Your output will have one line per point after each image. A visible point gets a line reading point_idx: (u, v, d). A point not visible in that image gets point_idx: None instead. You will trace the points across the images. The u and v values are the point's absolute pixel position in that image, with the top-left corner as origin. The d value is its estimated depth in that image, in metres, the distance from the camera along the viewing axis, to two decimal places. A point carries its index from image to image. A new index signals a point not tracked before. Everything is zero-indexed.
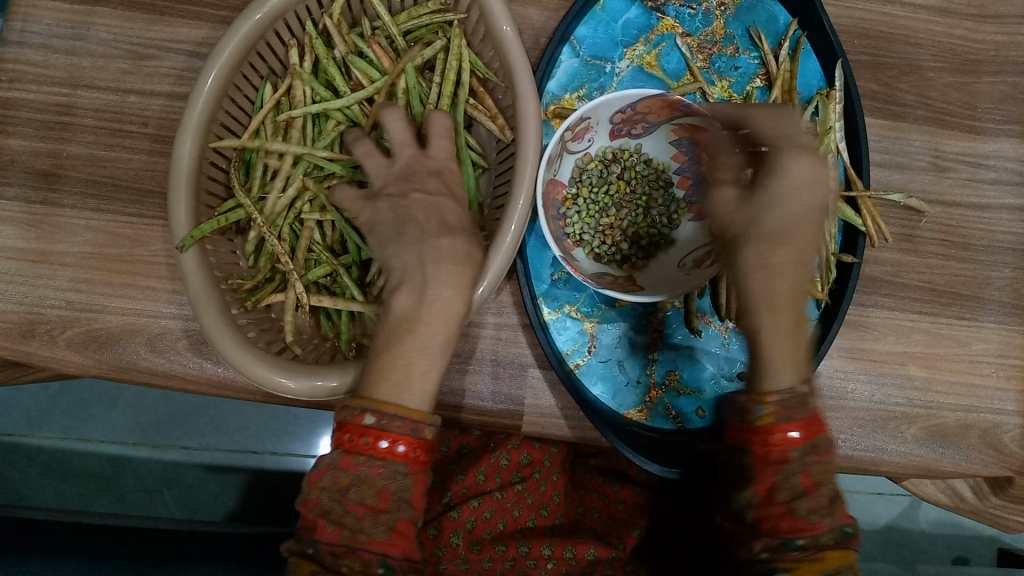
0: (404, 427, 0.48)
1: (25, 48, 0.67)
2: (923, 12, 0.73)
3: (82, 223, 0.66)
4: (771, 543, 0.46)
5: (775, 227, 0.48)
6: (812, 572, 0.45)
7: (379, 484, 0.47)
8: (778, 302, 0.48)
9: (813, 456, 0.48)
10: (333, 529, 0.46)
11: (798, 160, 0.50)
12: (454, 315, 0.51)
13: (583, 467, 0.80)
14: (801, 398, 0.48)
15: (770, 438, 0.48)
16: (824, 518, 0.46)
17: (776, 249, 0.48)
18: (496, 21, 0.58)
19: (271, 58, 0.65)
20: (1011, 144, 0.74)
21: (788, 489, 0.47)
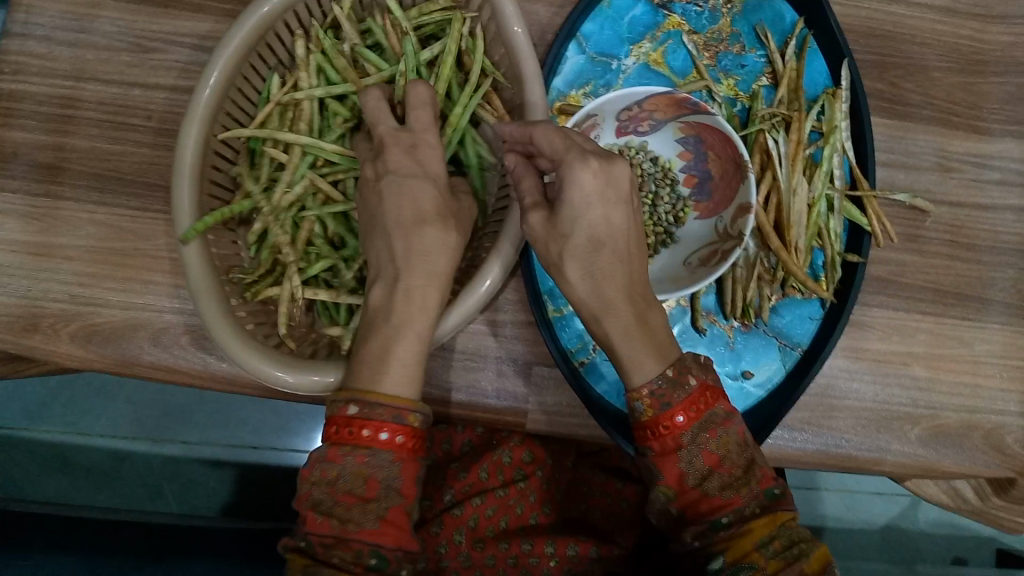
0: (387, 414, 0.49)
1: (30, 40, 0.67)
2: (930, 12, 0.73)
3: (85, 216, 0.65)
4: (700, 530, 0.52)
5: (584, 241, 0.53)
6: (742, 547, 0.50)
7: (366, 473, 0.49)
8: (609, 304, 0.53)
9: (706, 433, 0.52)
10: (322, 520, 0.48)
11: (581, 170, 0.52)
12: (431, 304, 0.53)
13: (586, 465, 0.77)
14: (674, 381, 0.52)
15: (661, 430, 0.52)
16: (738, 492, 0.52)
17: (591, 261, 0.53)
18: (508, 21, 0.59)
19: (280, 50, 0.64)
20: (1016, 145, 0.74)
21: (694, 473, 0.52)
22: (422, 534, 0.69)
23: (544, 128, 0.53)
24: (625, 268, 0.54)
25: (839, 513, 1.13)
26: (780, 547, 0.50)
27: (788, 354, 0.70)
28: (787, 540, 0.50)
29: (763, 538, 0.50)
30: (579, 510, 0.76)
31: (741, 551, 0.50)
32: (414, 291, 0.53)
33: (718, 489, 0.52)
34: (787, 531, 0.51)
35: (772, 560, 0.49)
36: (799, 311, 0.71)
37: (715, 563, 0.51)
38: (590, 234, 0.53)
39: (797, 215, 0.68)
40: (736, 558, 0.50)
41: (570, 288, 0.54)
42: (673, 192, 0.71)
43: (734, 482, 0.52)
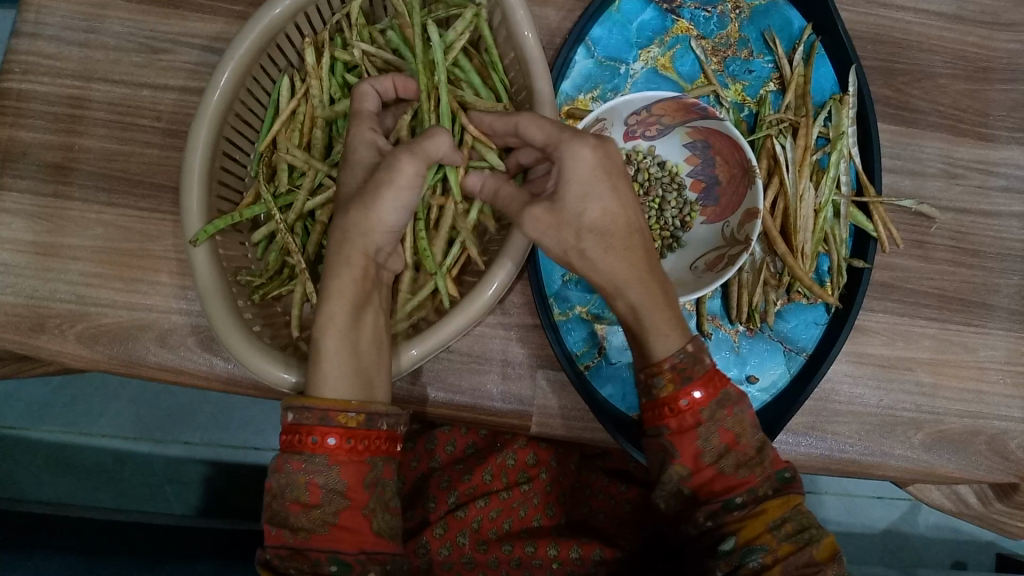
0: (315, 418, 0.51)
1: (39, 39, 0.67)
2: (938, 19, 0.73)
3: (93, 216, 0.65)
4: (713, 510, 0.52)
5: (598, 214, 0.53)
6: (756, 526, 0.51)
7: (305, 479, 0.51)
8: (633, 275, 0.54)
9: (724, 410, 0.53)
10: (277, 531, 0.51)
11: (579, 145, 0.52)
12: (353, 293, 0.55)
13: (589, 467, 0.79)
14: (694, 356, 0.53)
15: (679, 406, 0.53)
16: (753, 470, 0.53)
17: (609, 237, 0.53)
18: (518, 26, 0.59)
19: (290, 52, 0.64)
20: (1022, 152, 0.75)
21: (711, 451, 0.53)
22: (426, 535, 0.69)
23: (528, 118, 0.54)
24: (641, 240, 0.55)
25: (840, 517, 1.14)
26: (792, 531, 0.51)
27: (793, 359, 0.70)
28: (798, 524, 0.51)
29: (777, 520, 0.51)
30: (582, 512, 0.77)
31: (753, 533, 0.51)
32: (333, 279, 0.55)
33: (733, 468, 0.53)
34: (798, 515, 0.51)
35: (784, 542, 0.50)
36: (804, 315, 0.71)
37: (726, 544, 0.51)
38: (603, 208, 0.53)
39: (803, 219, 0.68)
40: (747, 539, 0.51)
41: (591, 268, 0.54)
42: (681, 196, 0.71)
43: (749, 461, 0.53)
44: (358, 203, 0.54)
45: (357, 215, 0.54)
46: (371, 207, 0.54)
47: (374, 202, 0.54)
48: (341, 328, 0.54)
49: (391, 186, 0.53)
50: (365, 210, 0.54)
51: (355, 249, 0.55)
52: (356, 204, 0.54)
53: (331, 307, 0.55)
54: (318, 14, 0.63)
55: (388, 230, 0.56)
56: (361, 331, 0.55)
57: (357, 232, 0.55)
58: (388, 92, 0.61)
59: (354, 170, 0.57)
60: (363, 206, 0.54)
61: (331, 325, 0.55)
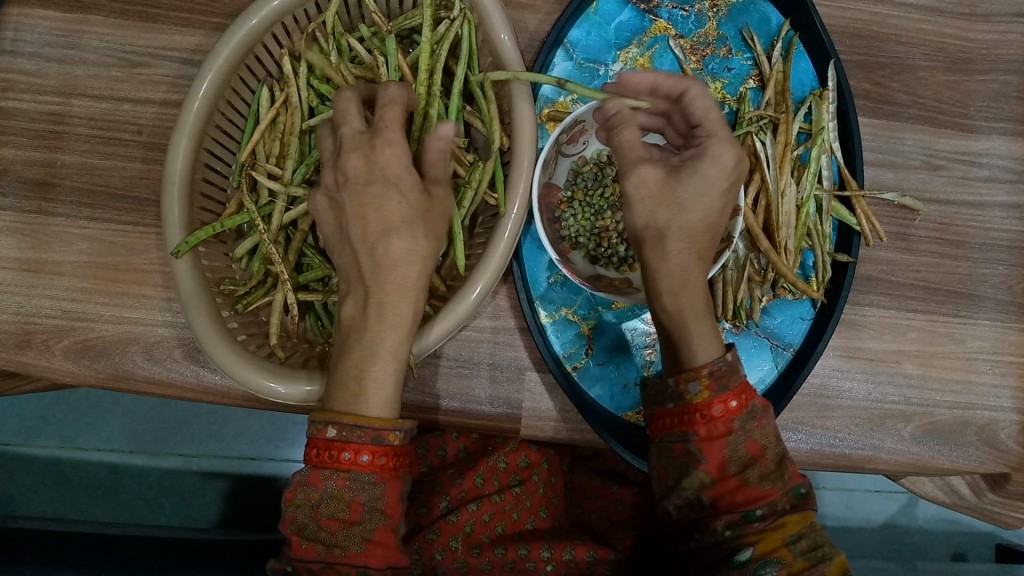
0: (366, 437, 0.50)
1: (19, 57, 0.67)
2: (915, 12, 0.74)
3: (77, 232, 0.65)
4: (732, 519, 0.51)
5: (699, 219, 0.54)
6: (775, 539, 0.50)
7: (348, 496, 0.51)
8: (688, 281, 0.54)
9: (753, 422, 0.52)
10: (307, 545, 0.51)
11: (727, 148, 0.54)
12: (406, 318, 0.53)
13: (580, 468, 0.80)
14: (732, 365, 0.53)
15: (712, 414, 0.52)
16: (776, 483, 0.52)
17: (692, 239, 0.54)
18: (494, 30, 0.59)
19: (269, 62, 0.65)
20: (1003, 142, 0.75)
21: (737, 461, 0.52)
22: (418, 542, 0.69)
23: (701, 92, 0.57)
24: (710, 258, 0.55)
25: (838, 511, 1.14)
26: (807, 547, 0.50)
27: (779, 355, 0.70)
28: (812, 541, 0.51)
29: (794, 534, 0.50)
30: (575, 514, 0.78)
31: (770, 545, 0.50)
32: (387, 306, 0.53)
33: (757, 480, 0.52)
34: (812, 532, 0.51)
35: (799, 558, 0.50)
36: (789, 311, 0.71)
37: (742, 555, 0.50)
38: (706, 215, 0.54)
39: (785, 216, 0.69)
40: (765, 550, 0.50)
41: (661, 261, 0.54)
42: None
43: (773, 474, 0.52)
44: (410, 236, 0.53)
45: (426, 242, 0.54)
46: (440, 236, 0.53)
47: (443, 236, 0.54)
48: (391, 349, 0.53)
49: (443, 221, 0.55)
50: (431, 239, 0.54)
51: (418, 276, 0.53)
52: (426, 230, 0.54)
53: (385, 332, 0.52)
54: (295, 22, 0.63)
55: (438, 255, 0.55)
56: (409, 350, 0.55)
57: (409, 263, 0.53)
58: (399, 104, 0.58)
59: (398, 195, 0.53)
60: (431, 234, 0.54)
61: (383, 345, 0.52)
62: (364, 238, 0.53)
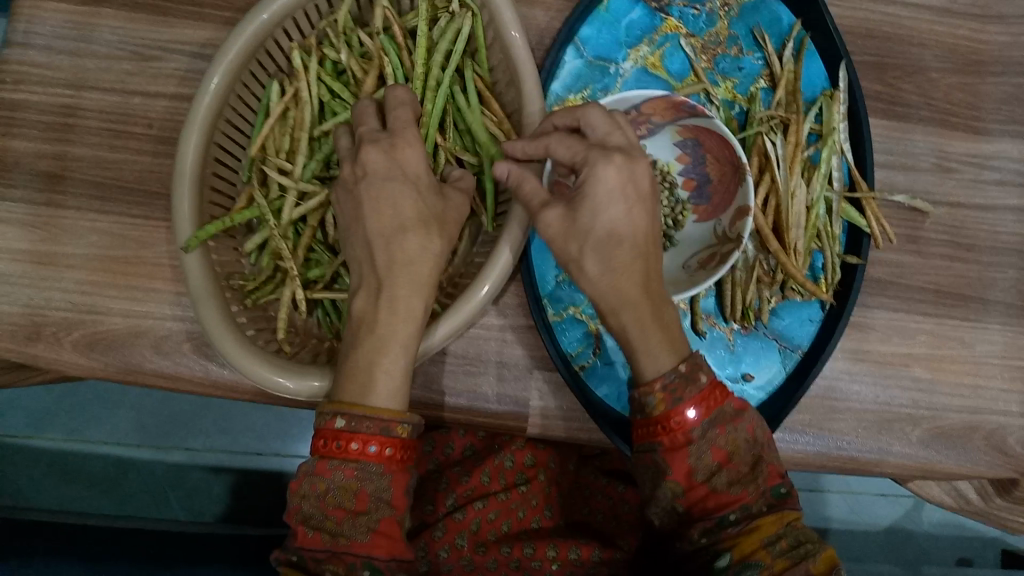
0: (375, 427, 0.50)
1: (30, 49, 0.67)
2: (928, 13, 0.73)
3: (86, 225, 0.66)
4: (707, 527, 0.52)
5: (605, 234, 0.51)
6: (749, 543, 0.50)
7: (355, 486, 0.50)
8: (626, 299, 0.51)
9: (716, 429, 0.52)
10: (314, 535, 0.51)
11: (606, 165, 0.51)
12: (417, 310, 0.53)
13: (587, 468, 0.79)
14: (687, 376, 0.51)
15: (671, 425, 0.51)
16: (747, 487, 0.52)
17: (610, 257, 0.51)
18: (505, 26, 0.59)
19: (279, 57, 0.65)
20: (1015, 145, 0.74)
21: (703, 469, 0.51)
22: (425, 538, 0.69)
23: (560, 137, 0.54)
24: (643, 267, 0.52)
25: (844, 514, 1.13)
26: (787, 547, 0.50)
27: (788, 356, 0.70)
28: (794, 540, 0.50)
29: (771, 536, 0.50)
30: (581, 513, 0.76)
31: (747, 550, 0.50)
32: (398, 299, 0.52)
33: (726, 485, 0.52)
34: (794, 531, 0.50)
35: (779, 558, 0.49)
36: (799, 313, 0.71)
37: (721, 560, 0.51)
38: (612, 229, 0.51)
39: (795, 217, 0.68)
40: (742, 555, 0.50)
41: (591, 285, 0.53)
42: (672, 196, 0.70)
43: (742, 478, 0.52)
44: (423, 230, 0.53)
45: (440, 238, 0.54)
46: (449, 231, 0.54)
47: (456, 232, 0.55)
48: (401, 343, 0.52)
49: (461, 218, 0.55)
50: (445, 236, 0.55)
51: (429, 272, 0.53)
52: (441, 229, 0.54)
53: (397, 326, 0.52)
54: (306, 17, 0.63)
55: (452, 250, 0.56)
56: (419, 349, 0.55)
57: (426, 258, 0.53)
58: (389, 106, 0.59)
59: (404, 188, 0.53)
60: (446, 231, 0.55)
61: (394, 339, 0.52)
62: (380, 230, 0.53)
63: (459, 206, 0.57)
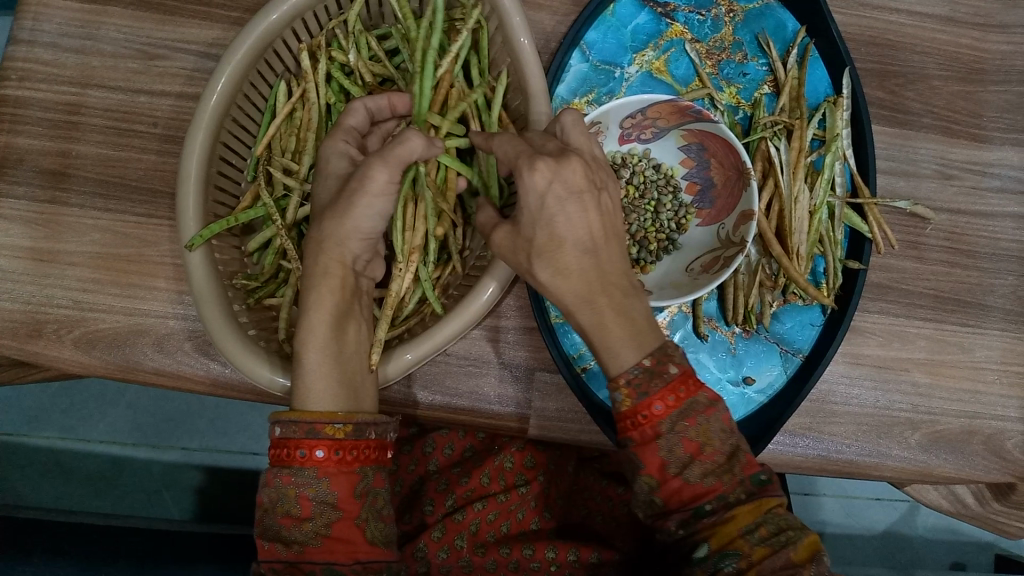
0: (301, 431, 0.51)
1: (36, 46, 0.67)
2: (930, 21, 0.74)
3: (90, 222, 0.65)
4: (684, 518, 0.51)
5: (546, 239, 0.52)
6: (726, 533, 0.50)
7: (295, 492, 0.51)
8: (581, 300, 0.52)
9: (685, 421, 0.51)
10: (270, 545, 0.52)
11: (529, 173, 0.51)
12: (332, 303, 0.56)
13: (586, 470, 0.77)
14: (650, 371, 0.51)
15: (639, 419, 0.51)
16: (721, 477, 0.51)
17: (555, 260, 0.52)
18: (514, 32, 0.59)
19: (286, 57, 0.65)
20: (1016, 153, 0.75)
21: (675, 461, 0.50)
22: (424, 539, 0.70)
23: (500, 137, 0.55)
24: (595, 266, 0.52)
25: (839, 518, 1.14)
26: (767, 535, 0.49)
27: (789, 360, 0.70)
28: (774, 527, 0.49)
29: (750, 525, 0.49)
30: (579, 516, 0.75)
31: (725, 538, 0.50)
32: (313, 296, 0.56)
33: (699, 477, 0.51)
34: (774, 518, 0.49)
35: (757, 546, 0.49)
36: (800, 317, 0.71)
37: (700, 552, 0.50)
38: (552, 232, 0.51)
39: (798, 222, 0.69)
40: (720, 544, 0.49)
41: (547, 291, 0.53)
42: (676, 200, 0.72)
43: (717, 469, 0.51)
44: (331, 213, 0.55)
45: (334, 224, 0.55)
46: (346, 215, 0.55)
47: (349, 210, 0.54)
48: (317, 339, 0.55)
49: (365, 194, 0.54)
50: (339, 219, 0.55)
51: (332, 258, 0.56)
52: (330, 214, 0.55)
53: (314, 319, 0.55)
54: (313, 17, 0.63)
55: (359, 235, 0.56)
56: (344, 343, 0.56)
57: (333, 242, 0.55)
58: (381, 111, 0.61)
59: (327, 180, 0.57)
60: (337, 214, 0.55)
61: (313, 336, 0.55)
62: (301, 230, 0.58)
63: (362, 177, 0.54)
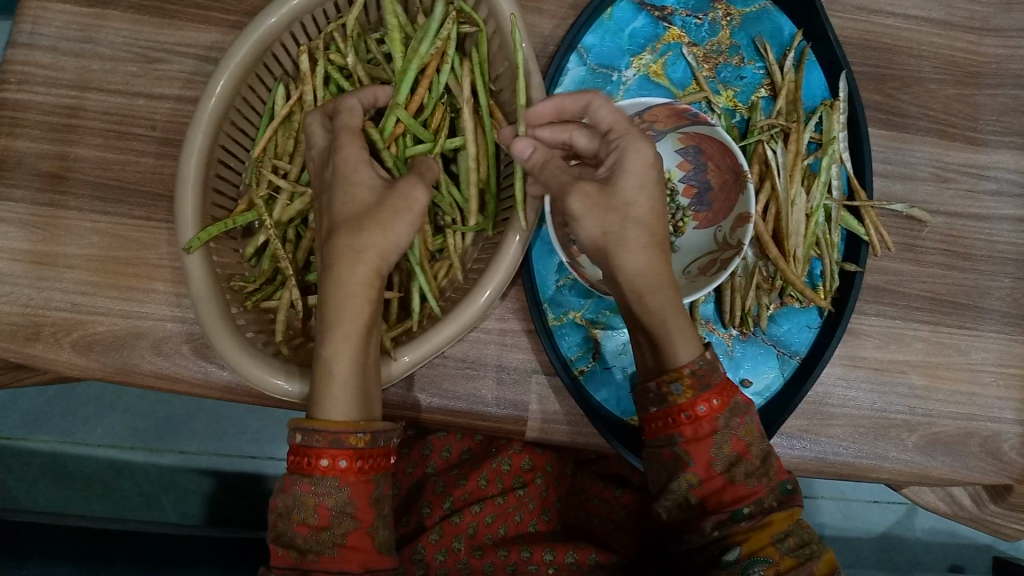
0: (324, 441, 0.50)
1: (35, 49, 0.67)
2: (927, 25, 0.74)
3: (88, 225, 0.65)
4: (720, 519, 0.51)
5: (645, 211, 0.53)
6: (761, 538, 0.50)
7: (314, 501, 0.51)
8: (662, 279, 0.53)
9: (736, 419, 0.53)
10: (283, 552, 0.52)
11: (644, 140, 0.54)
12: (365, 312, 0.53)
13: (584, 473, 0.79)
14: (712, 363, 0.52)
15: (696, 413, 0.52)
16: (762, 480, 0.52)
17: (651, 230, 0.52)
18: (512, 36, 0.59)
19: (285, 60, 0.65)
20: (1011, 156, 0.75)
21: (723, 460, 0.52)
22: (421, 541, 0.69)
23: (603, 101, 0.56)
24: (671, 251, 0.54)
25: (837, 521, 1.14)
26: (795, 545, 0.50)
27: (786, 362, 0.70)
28: (800, 539, 0.51)
29: (781, 533, 0.51)
30: (577, 518, 0.76)
31: (757, 545, 0.50)
32: (340, 307, 0.52)
33: (743, 478, 0.52)
34: (800, 530, 0.52)
35: (787, 557, 0.50)
36: (797, 319, 0.71)
37: (730, 555, 0.50)
38: (652, 203, 0.53)
39: (794, 224, 0.69)
40: (751, 550, 0.50)
41: (626, 265, 0.52)
42: (673, 203, 0.71)
43: (757, 471, 0.52)
44: (373, 224, 0.52)
45: (373, 235, 0.52)
46: (388, 228, 0.52)
47: (393, 225, 0.52)
48: (345, 353, 0.52)
49: (407, 212, 0.53)
50: (379, 229, 0.52)
51: (369, 270, 0.52)
52: (370, 224, 0.52)
53: (341, 330, 0.52)
54: (313, 21, 0.64)
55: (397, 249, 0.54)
56: (370, 351, 0.54)
57: (375, 252, 0.52)
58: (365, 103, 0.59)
59: (354, 189, 0.53)
60: (380, 224, 0.52)
61: (337, 348, 0.52)
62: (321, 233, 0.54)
63: (404, 192, 0.53)
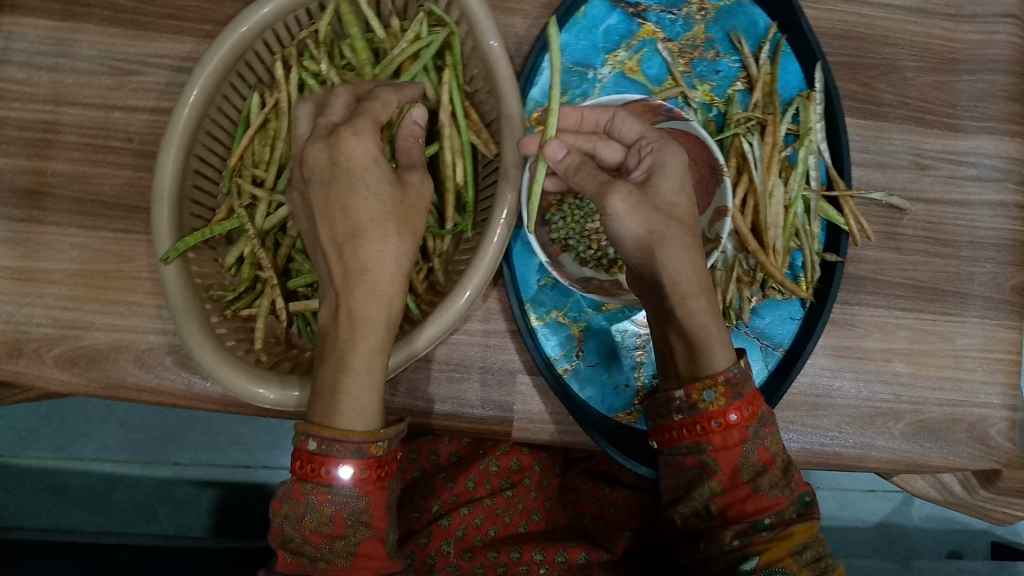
0: (345, 451, 0.50)
1: (9, 65, 0.67)
2: (901, 13, 0.74)
3: (67, 240, 0.65)
4: (741, 529, 0.51)
5: (684, 211, 0.54)
6: (780, 547, 0.50)
7: (330, 510, 0.50)
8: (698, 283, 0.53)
9: (765, 429, 0.53)
10: (292, 559, 0.52)
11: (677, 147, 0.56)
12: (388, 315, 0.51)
13: (574, 471, 0.79)
14: (744, 372, 0.53)
15: (727, 421, 0.52)
16: (784, 492, 0.52)
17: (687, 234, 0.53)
18: (484, 37, 0.59)
19: (259, 67, 0.65)
20: (990, 141, 0.75)
21: (749, 470, 0.52)
22: (410, 546, 0.69)
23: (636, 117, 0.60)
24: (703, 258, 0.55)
25: (833, 511, 1.14)
26: (811, 558, 0.50)
27: (769, 355, 0.71)
28: (816, 552, 0.51)
29: (799, 545, 0.50)
30: (569, 517, 0.77)
31: (776, 554, 0.50)
32: (357, 315, 0.51)
33: (768, 488, 0.52)
34: (817, 544, 0.51)
35: (804, 569, 0.50)
36: (779, 311, 0.71)
37: (747, 564, 0.50)
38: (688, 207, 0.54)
39: (773, 216, 0.69)
40: (770, 560, 0.50)
41: (667, 269, 0.53)
42: None
43: (780, 482, 0.52)
44: (398, 230, 0.50)
45: (399, 244, 0.50)
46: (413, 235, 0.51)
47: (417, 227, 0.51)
48: (367, 359, 0.51)
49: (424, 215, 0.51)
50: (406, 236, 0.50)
51: (392, 275, 0.51)
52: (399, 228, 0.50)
53: (361, 337, 0.51)
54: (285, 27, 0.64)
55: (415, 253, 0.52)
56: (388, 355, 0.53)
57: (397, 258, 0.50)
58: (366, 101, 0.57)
59: (372, 194, 0.50)
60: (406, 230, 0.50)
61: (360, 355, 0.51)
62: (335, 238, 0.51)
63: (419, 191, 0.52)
